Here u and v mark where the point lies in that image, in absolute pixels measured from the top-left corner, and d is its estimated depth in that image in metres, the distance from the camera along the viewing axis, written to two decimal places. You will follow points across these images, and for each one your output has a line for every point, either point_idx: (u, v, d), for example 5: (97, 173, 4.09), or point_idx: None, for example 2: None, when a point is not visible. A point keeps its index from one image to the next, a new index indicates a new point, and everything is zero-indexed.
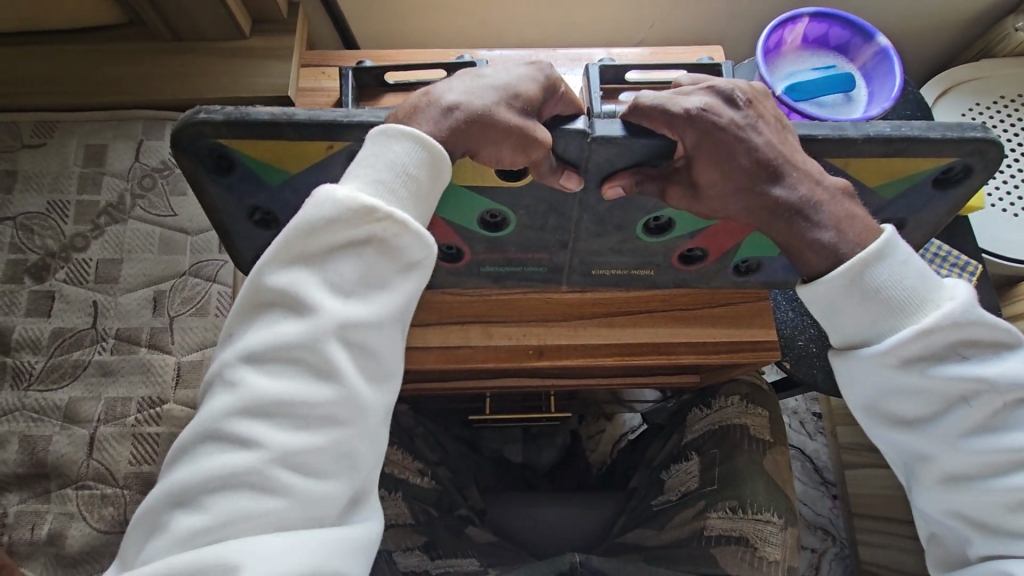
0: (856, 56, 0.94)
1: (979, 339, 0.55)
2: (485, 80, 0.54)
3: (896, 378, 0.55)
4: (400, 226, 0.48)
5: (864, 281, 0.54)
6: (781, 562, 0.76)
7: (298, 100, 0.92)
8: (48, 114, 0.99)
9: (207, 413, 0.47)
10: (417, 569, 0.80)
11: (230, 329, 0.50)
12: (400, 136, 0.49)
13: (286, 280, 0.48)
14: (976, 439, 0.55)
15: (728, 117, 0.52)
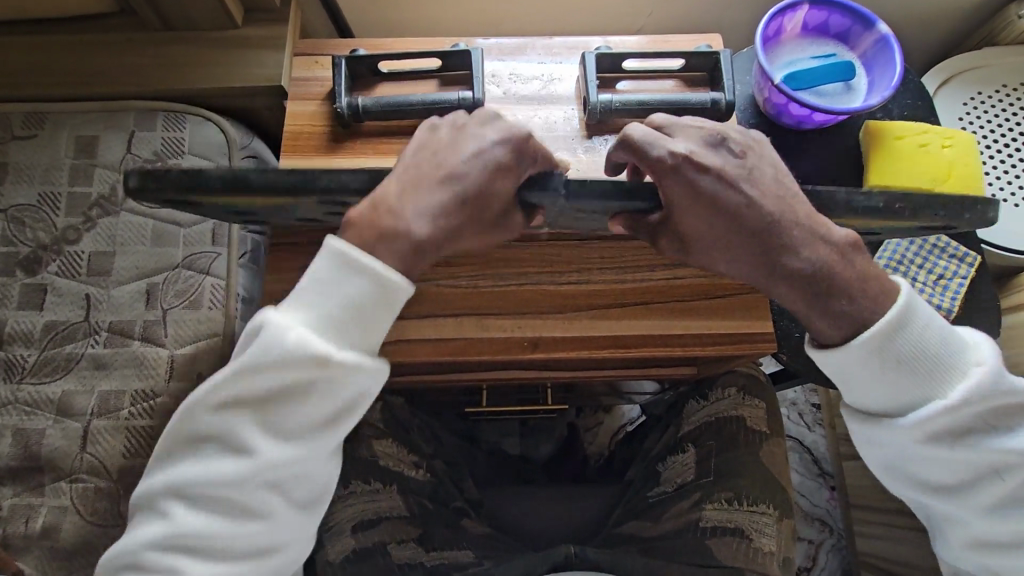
0: (857, 44, 0.93)
1: (999, 409, 0.61)
2: (460, 170, 0.59)
3: (926, 451, 0.62)
4: (335, 375, 0.59)
5: (890, 357, 0.60)
6: (776, 552, 0.78)
7: (291, 90, 0.91)
8: (38, 104, 0.97)
9: (145, 525, 0.60)
10: (413, 561, 0.80)
11: (164, 447, 0.62)
12: (359, 270, 0.58)
13: (218, 423, 0.59)
14: (999, 504, 0.63)
15: (715, 170, 0.57)
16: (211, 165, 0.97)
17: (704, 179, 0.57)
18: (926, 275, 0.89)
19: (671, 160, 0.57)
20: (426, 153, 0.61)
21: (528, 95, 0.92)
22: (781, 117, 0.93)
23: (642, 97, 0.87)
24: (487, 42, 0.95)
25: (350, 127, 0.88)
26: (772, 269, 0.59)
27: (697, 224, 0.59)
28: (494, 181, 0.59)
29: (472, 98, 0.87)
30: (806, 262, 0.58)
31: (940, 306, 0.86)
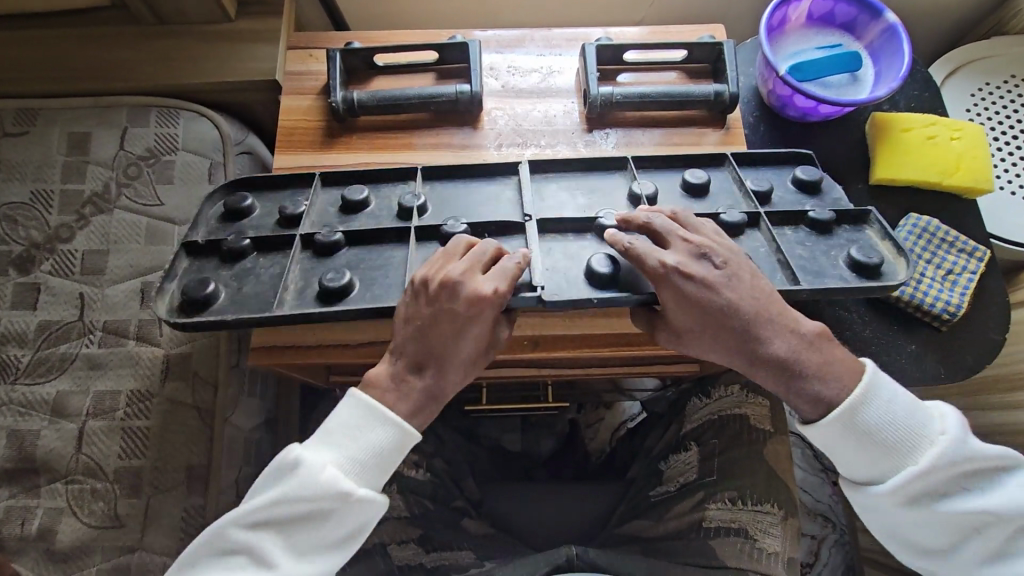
0: (863, 34, 0.91)
1: (975, 471, 0.63)
2: (445, 321, 0.61)
3: (911, 514, 0.63)
4: (357, 501, 0.60)
5: (859, 435, 0.63)
6: (781, 554, 0.74)
7: (285, 84, 0.89)
8: (29, 101, 0.96)
9: None
10: (412, 562, 0.81)
11: (188, 557, 0.60)
12: (383, 420, 0.61)
13: (245, 538, 0.59)
14: (993, 560, 0.63)
15: (701, 276, 0.62)
16: (205, 162, 0.96)
17: (691, 281, 0.62)
18: (934, 269, 0.87)
19: (656, 268, 0.62)
20: (415, 286, 0.63)
21: (527, 88, 0.90)
22: (785, 110, 0.92)
23: (643, 89, 0.85)
24: (484, 34, 0.94)
25: (345, 121, 0.86)
26: (752, 357, 0.62)
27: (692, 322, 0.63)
28: (484, 318, 0.61)
29: (469, 91, 0.85)
30: (782, 349, 0.62)
31: (949, 302, 0.85)
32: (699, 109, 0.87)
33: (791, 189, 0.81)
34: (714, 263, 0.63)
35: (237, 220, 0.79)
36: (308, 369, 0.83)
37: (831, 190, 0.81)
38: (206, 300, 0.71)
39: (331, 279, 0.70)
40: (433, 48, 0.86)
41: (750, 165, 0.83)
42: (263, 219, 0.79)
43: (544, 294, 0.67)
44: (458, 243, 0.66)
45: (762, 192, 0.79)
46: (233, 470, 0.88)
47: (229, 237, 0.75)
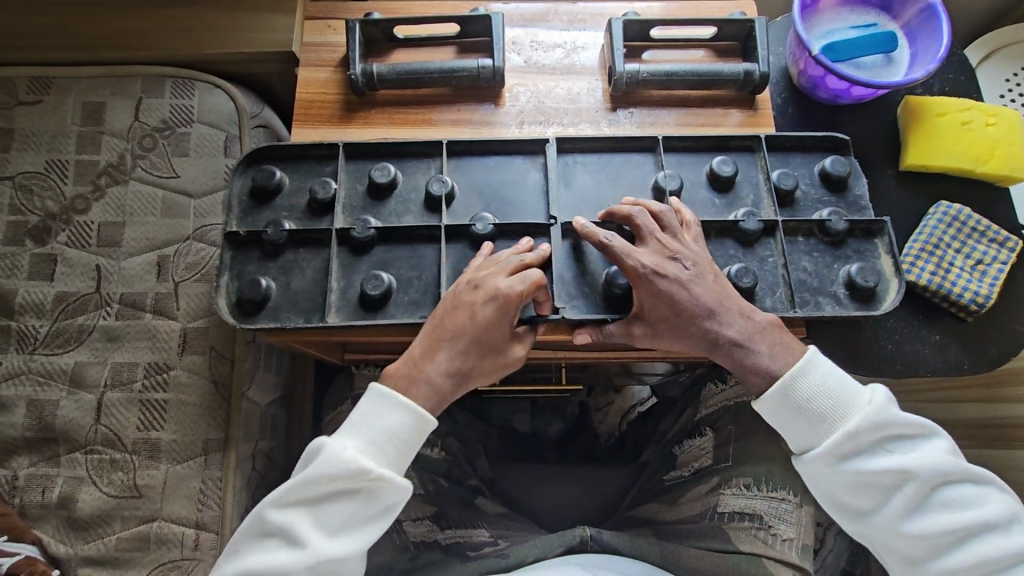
0: (900, 13, 0.88)
1: (898, 433, 0.62)
2: (465, 310, 0.63)
3: (839, 476, 0.62)
4: (383, 481, 0.60)
5: (792, 397, 0.63)
6: (795, 539, 0.74)
7: (303, 56, 0.87)
8: (44, 69, 0.94)
9: None
10: (427, 538, 0.81)
11: (234, 544, 0.61)
12: (399, 407, 0.61)
13: (282, 520, 0.59)
14: (914, 520, 0.60)
15: (673, 274, 0.64)
16: (222, 134, 0.95)
17: (662, 274, 0.64)
18: (963, 260, 0.85)
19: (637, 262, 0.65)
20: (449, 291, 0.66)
21: (550, 64, 0.88)
22: (816, 91, 0.89)
23: (670, 67, 0.83)
24: (507, 7, 0.91)
25: (364, 95, 0.85)
26: (713, 341, 0.64)
27: (657, 305, 0.65)
28: (508, 310, 0.63)
29: (492, 65, 0.83)
30: (735, 331, 0.64)
31: (978, 293, 0.83)
32: (728, 89, 0.84)
33: (817, 182, 0.79)
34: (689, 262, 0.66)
35: (268, 199, 0.78)
36: (327, 348, 0.84)
37: (858, 185, 0.79)
38: (261, 299, 0.73)
39: (373, 287, 0.72)
40: (455, 20, 0.84)
41: (780, 152, 0.81)
42: (293, 199, 0.78)
43: (564, 315, 0.71)
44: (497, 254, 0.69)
45: (786, 192, 0.77)
46: (249, 444, 0.88)
47: (268, 227, 0.75)
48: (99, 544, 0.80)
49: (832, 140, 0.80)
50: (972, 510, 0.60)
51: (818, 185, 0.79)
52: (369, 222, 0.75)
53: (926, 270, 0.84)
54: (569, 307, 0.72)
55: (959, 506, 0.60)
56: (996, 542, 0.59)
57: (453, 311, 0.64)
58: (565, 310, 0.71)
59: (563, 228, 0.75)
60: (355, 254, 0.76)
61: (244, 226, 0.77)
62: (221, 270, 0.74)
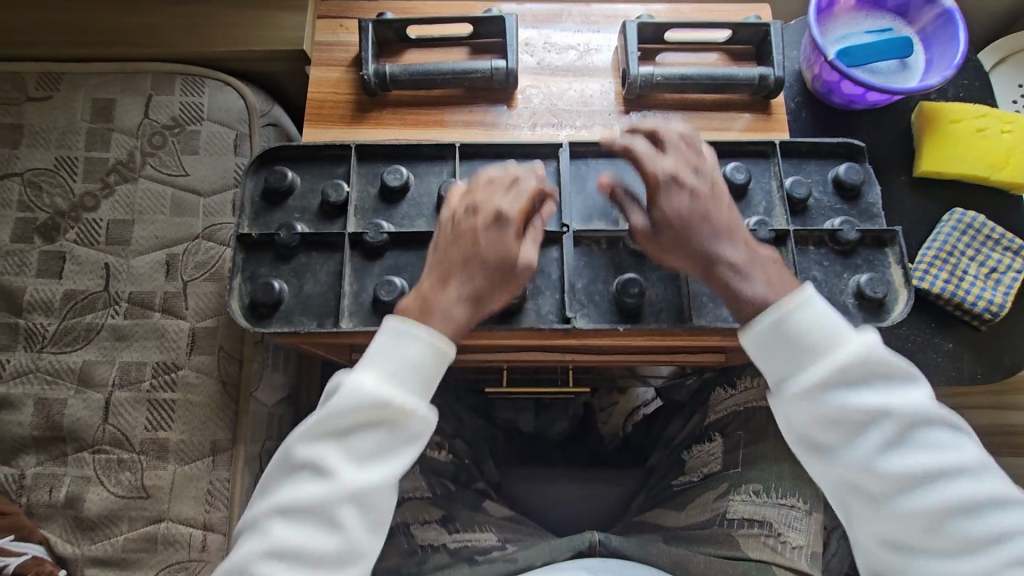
0: (916, 19, 0.87)
1: (883, 373, 0.57)
2: (466, 235, 0.60)
3: (816, 409, 0.56)
4: (407, 412, 0.57)
5: (779, 324, 0.57)
6: (804, 547, 0.74)
7: (314, 55, 0.86)
8: (54, 66, 0.94)
9: (242, 549, 0.56)
10: (435, 542, 0.79)
11: (266, 481, 0.59)
12: (417, 337, 0.58)
13: (309, 454, 0.57)
14: (887, 458, 0.55)
15: (689, 184, 0.60)
16: (231, 133, 0.94)
17: (681, 181, 0.61)
18: (977, 268, 0.85)
19: (654, 174, 0.61)
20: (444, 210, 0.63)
21: (563, 66, 0.87)
22: (830, 97, 0.88)
23: (684, 70, 0.82)
24: (519, 7, 0.90)
25: (375, 95, 0.84)
26: None
27: (673, 217, 0.60)
28: (508, 227, 0.59)
29: (505, 67, 0.82)
30: (737, 257, 0.60)
31: (992, 301, 0.83)
32: (742, 93, 0.83)
33: (830, 189, 0.78)
34: (708, 173, 0.62)
35: (280, 201, 0.77)
36: (333, 348, 0.83)
37: (871, 193, 0.78)
38: (275, 302, 0.73)
39: (387, 292, 0.72)
40: (468, 21, 0.83)
41: (794, 158, 0.80)
42: (306, 199, 0.78)
43: (575, 326, 0.72)
44: (479, 175, 0.63)
45: (798, 201, 0.77)
46: (257, 444, 0.88)
47: (280, 231, 0.74)
48: (106, 545, 0.80)
49: (850, 149, 0.79)
50: (957, 469, 0.56)
51: (830, 192, 0.78)
52: (382, 226, 0.75)
53: (939, 278, 0.83)
54: (580, 316, 0.73)
55: (936, 452, 0.56)
56: (975, 498, 0.55)
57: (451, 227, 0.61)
58: (576, 320, 0.73)
59: (574, 235, 0.75)
60: (368, 258, 0.75)
61: (256, 228, 0.76)
62: (234, 271, 0.74)
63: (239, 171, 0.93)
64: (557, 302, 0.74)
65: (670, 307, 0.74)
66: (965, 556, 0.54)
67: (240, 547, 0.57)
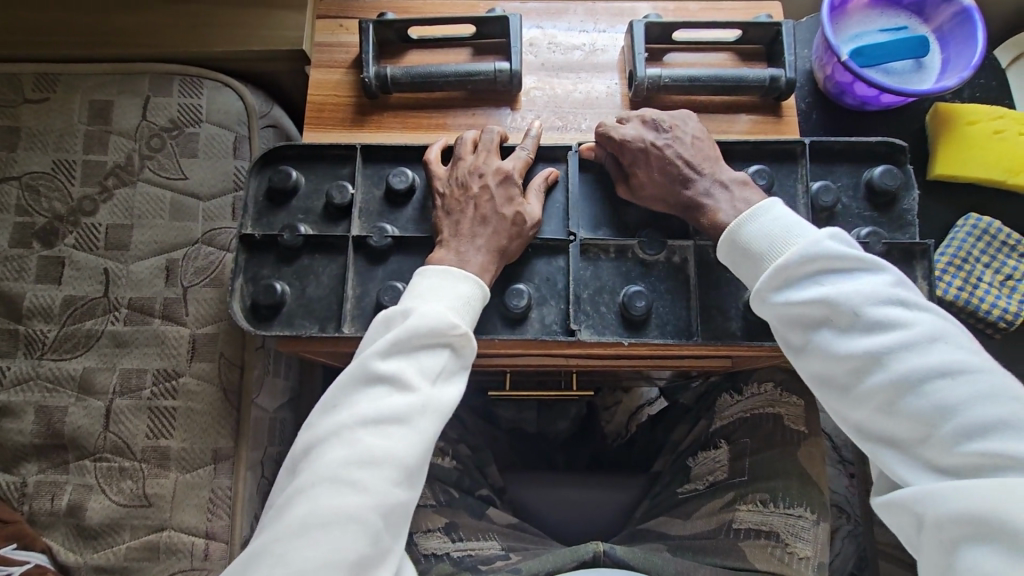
0: (932, 17, 0.85)
1: (840, 267, 0.56)
2: (468, 194, 0.68)
3: (777, 307, 0.58)
4: (469, 339, 0.58)
5: (736, 238, 0.63)
6: (811, 558, 0.74)
7: (315, 56, 0.85)
8: (50, 67, 0.92)
9: (314, 471, 0.51)
10: (438, 551, 0.77)
11: (331, 404, 0.55)
12: (468, 277, 0.62)
13: (385, 370, 0.54)
14: (847, 347, 0.54)
15: (649, 138, 0.70)
16: (230, 135, 0.92)
17: (631, 140, 0.70)
18: (993, 275, 0.86)
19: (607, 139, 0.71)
20: (444, 171, 0.71)
21: (569, 66, 0.85)
22: (842, 98, 0.85)
23: (693, 71, 0.80)
24: (523, 6, 0.88)
25: (376, 98, 0.82)
26: None
27: (642, 174, 0.70)
28: (514, 184, 0.69)
29: (509, 69, 0.80)
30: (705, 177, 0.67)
31: (1007, 309, 0.85)
32: (752, 94, 0.81)
33: (861, 193, 0.75)
34: (660, 125, 0.70)
35: (284, 200, 0.76)
36: (336, 356, 0.82)
37: (907, 200, 0.75)
38: (277, 304, 0.72)
39: (390, 297, 0.70)
40: (471, 21, 0.81)
41: (825, 160, 0.77)
42: (310, 200, 0.76)
43: (579, 338, 0.71)
44: (464, 135, 0.73)
45: (824, 208, 0.74)
46: (259, 450, 0.87)
47: (284, 232, 0.73)
48: (108, 553, 0.80)
49: (890, 148, 0.75)
50: (911, 347, 0.52)
51: (862, 197, 0.75)
52: (387, 230, 0.73)
53: (953, 285, 0.86)
54: (584, 328, 0.72)
55: (907, 347, 0.52)
56: (949, 389, 0.51)
57: (462, 184, 0.69)
58: (581, 332, 0.71)
59: (581, 244, 0.74)
60: (370, 266, 0.74)
61: (259, 228, 0.75)
62: (236, 272, 0.72)
63: (239, 174, 0.92)
64: (563, 314, 0.73)
65: (675, 322, 0.73)
66: (929, 436, 0.51)
67: (299, 478, 0.52)
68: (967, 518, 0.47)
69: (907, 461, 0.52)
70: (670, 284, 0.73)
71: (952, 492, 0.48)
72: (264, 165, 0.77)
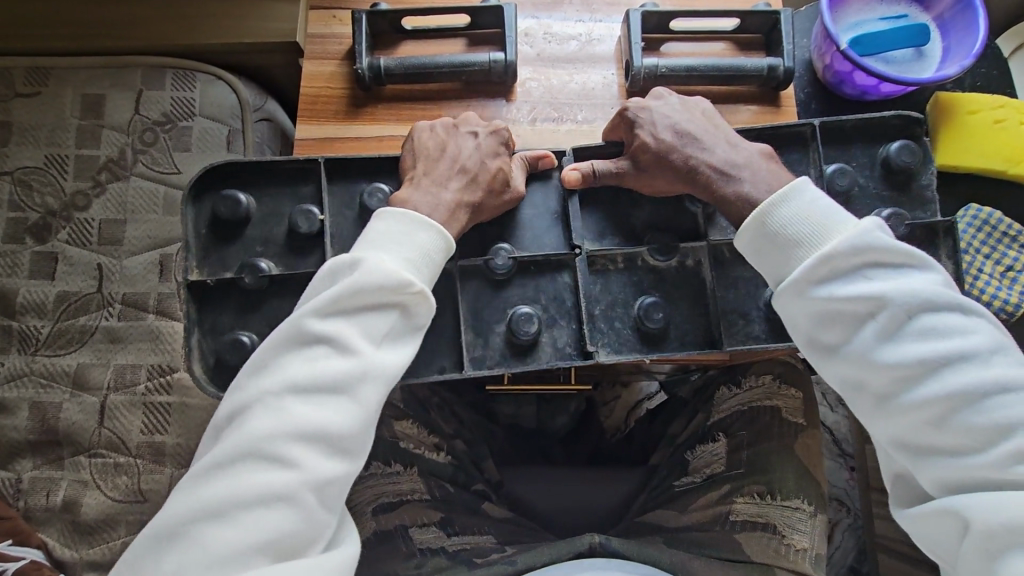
0: (933, 5, 0.83)
1: (887, 262, 0.55)
2: (460, 145, 0.67)
3: (820, 304, 0.55)
4: (423, 296, 0.57)
5: (766, 223, 0.60)
6: (810, 549, 0.73)
7: (307, 48, 0.83)
8: (43, 60, 0.91)
9: (240, 437, 0.50)
10: (433, 545, 0.78)
11: (264, 362, 0.53)
12: (427, 224, 0.60)
13: (326, 327, 0.53)
14: (894, 350, 0.53)
15: (655, 106, 0.69)
16: (223, 129, 0.91)
17: (643, 114, 0.68)
18: (993, 266, 0.86)
19: (621, 118, 0.70)
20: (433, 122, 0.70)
21: (565, 57, 0.84)
22: (842, 88, 0.84)
23: (690, 61, 0.79)
24: None
25: (370, 90, 0.81)
26: None
27: (646, 141, 0.67)
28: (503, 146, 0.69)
29: (504, 60, 0.79)
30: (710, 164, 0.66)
31: (1008, 301, 0.85)
32: (749, 84, 0.80)
33: (877, 171, 0.74)
34: (668, 99, 0.70)
35: (237, 233, 0.71)
36: None
37: (924, 175, 0.74)
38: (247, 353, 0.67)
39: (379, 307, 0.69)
40: (466, 11, 0.80)
41: (840, 140, 0.74)
42: (267, 230, 0.71)
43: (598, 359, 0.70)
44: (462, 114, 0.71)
45: (841, 191, 0.72)
46: None
47: (245, 273, 0.68)
48: (104, 549, 0.80)
49: (905, 121, 0.73)
50: (966, 358, 0.52)
51: (876, 196, 0.74)
52: None
53: None
54: (602, 347, 0.71)
55: (960, 356, 0.52)
56: (1001, 403, 0.51)
57: (451, 133, 0.68)
58: (598, 353, 0.70)
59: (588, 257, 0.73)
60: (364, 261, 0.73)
61: (206, 269, 0.70)
62: (189, 330, 0.68)
63: None
64: (573, 325, 0.72)
65: (673, 314, 0.72)
66: (975, 453, 0.51)
67: (224, 443, 0.50)
68: (1015, 529, 0.47)
69: (944, 475, 0.52)
70: (668, 277, 0.73)
71: (990, 504, 0.49)
72: (200, 201, 0.70)
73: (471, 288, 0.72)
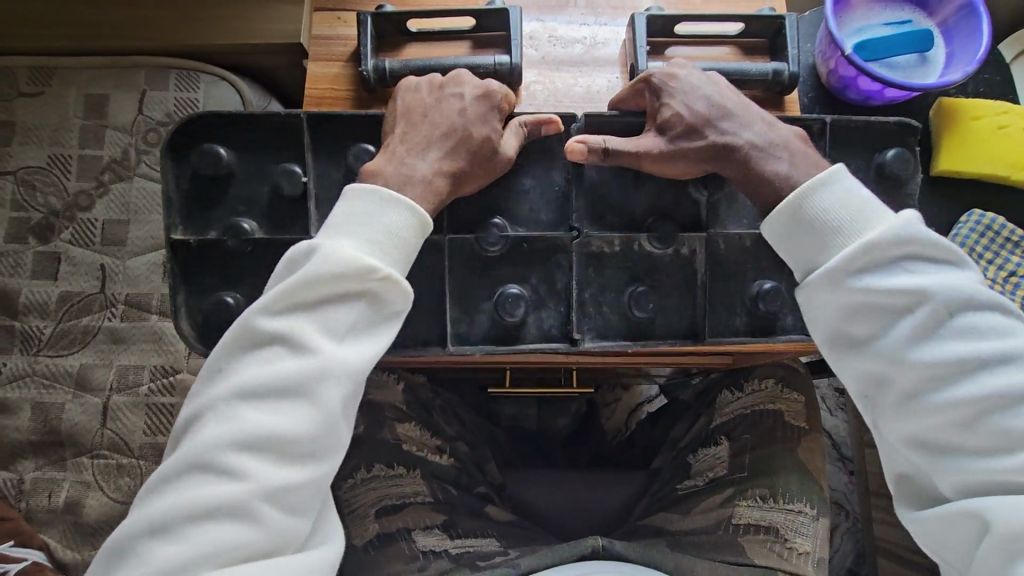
0: (937, 11, 0.84)
1: (925, 257, 0.55)
2: (448, 105, 0.65)
3: (855, 295, 0.55)
4: (390, 283, 0.55)
5: (801, 210, 0.59)
6: (813, 553, 0.73)
7: (311, 49, 0.83)
8: (45, 59, 0.91)
9: (194, 444, 0.50)
10: (437, 547, 0.75)
11: (217, 363, 0.53)
12: (395, 203, 0.58)
13: (279, 326, 0.53)
14: (929, 347, 0.53)
15: (684, 77, 0.67)
16: None
17: (672, 83, 0.67)
18: (994, 272, 0.86)
19: (647, 85, 0.68)
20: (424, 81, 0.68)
21: (570, 60, 0.84)
22: (845, 93, 0.84)
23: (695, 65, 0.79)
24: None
25: (375, 92, 0.81)
26: None
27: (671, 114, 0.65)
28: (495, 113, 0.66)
29: (509, 62, 0.79)
30: (717, 167, 0.65)
31: None
32: (754, 88, 0.80)
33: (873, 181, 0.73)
34: (694, 70, 0.68)
35: (224, 189, 0.69)
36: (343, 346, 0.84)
37: (911, 187, 0.73)
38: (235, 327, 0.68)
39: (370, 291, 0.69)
40: (471, 14, 0.80)
41: (844, 145, 0.73)
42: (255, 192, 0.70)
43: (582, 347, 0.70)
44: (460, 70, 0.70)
45: None
46: None
47: (228, 234, 0.68)
48: None
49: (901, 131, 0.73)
50: (999, 360, 0.52)
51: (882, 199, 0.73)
52: None
53: None
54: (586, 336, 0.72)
55: (994, 357, 0.52)
56: None
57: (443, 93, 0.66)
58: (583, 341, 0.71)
59: (588, 262, 0.72)
60: None
61: (191, 227, 0.69)
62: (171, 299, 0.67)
63: None
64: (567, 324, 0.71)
65: (677, 318, 0.72)
66: (999, 455, 0.51)
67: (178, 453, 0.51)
68: None
69: (962, 477, 0.52)
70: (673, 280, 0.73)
71: (1012, 504, 0.50)
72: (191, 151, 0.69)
73: (475, 290, 0.71)
